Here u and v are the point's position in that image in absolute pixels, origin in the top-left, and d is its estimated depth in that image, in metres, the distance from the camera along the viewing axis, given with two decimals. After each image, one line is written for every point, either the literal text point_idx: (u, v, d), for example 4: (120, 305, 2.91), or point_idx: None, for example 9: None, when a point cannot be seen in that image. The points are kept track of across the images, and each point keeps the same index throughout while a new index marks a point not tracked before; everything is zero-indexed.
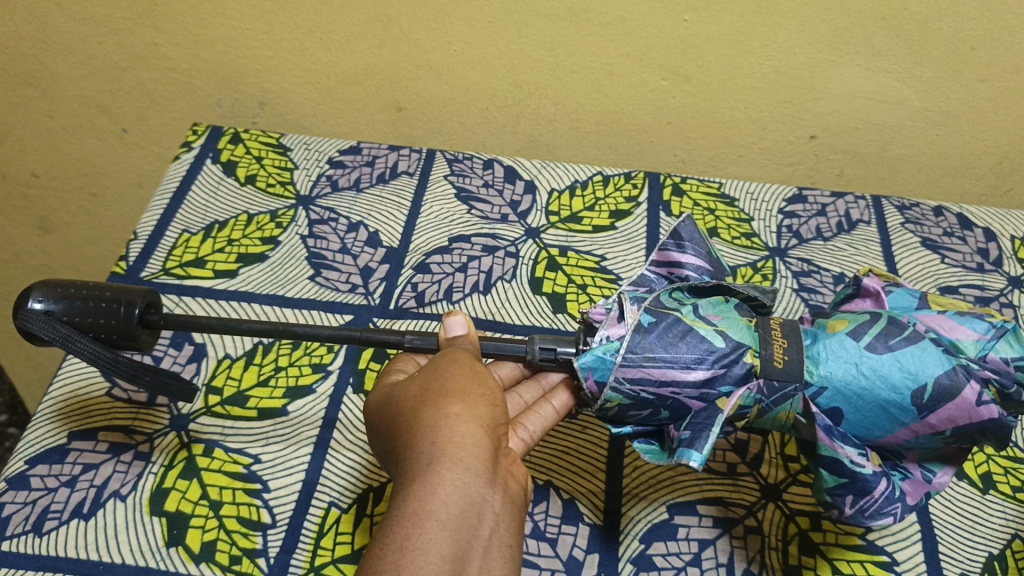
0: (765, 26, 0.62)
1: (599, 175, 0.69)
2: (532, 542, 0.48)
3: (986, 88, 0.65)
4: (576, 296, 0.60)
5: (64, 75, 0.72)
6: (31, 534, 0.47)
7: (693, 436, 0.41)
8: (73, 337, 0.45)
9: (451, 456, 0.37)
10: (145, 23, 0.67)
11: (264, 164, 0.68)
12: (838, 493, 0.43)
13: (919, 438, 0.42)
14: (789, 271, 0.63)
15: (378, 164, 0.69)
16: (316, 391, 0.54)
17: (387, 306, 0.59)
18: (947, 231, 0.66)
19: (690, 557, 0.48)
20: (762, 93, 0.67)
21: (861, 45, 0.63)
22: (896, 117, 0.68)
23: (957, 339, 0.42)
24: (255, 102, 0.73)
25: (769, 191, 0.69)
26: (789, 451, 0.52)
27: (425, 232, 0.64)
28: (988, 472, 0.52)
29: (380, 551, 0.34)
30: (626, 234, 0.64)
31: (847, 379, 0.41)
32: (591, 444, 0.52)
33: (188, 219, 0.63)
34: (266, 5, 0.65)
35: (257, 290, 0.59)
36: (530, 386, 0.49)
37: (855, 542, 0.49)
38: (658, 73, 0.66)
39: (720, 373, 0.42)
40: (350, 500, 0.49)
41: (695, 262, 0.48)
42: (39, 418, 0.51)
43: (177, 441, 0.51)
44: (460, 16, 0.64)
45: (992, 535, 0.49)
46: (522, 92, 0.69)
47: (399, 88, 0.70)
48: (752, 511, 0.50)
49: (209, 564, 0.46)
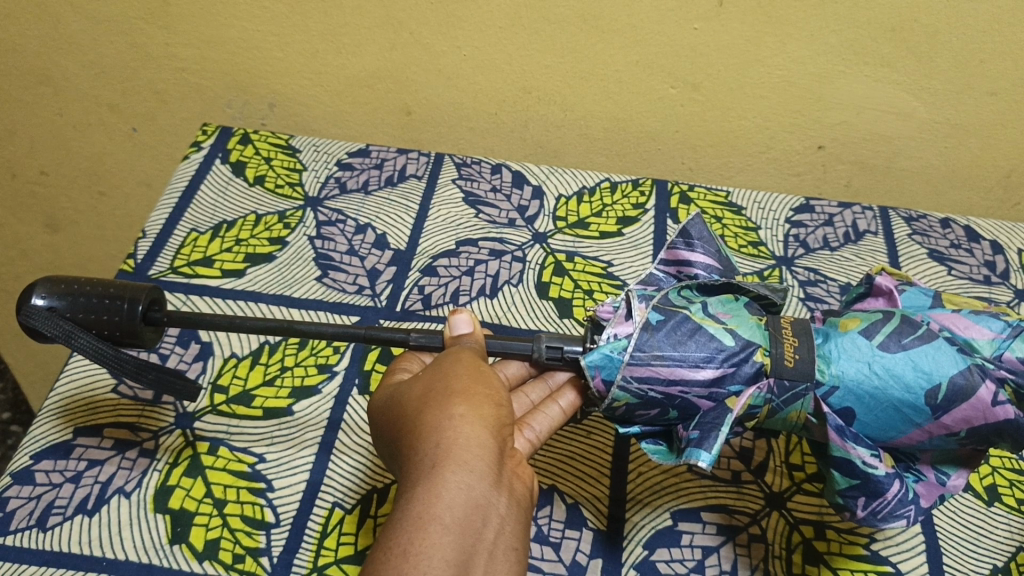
0: (774, 35, 0.62)
1: (607, 182, 0.69)
2: (535, 546, 0.48)
3: (995, 100, 0.65)
4: (582, 301, 0.60)
5: (74, 74, 0.73)
6: (36, 529, 0.47)
7: (701, 436, 0.41)
8: (75, 334, 0.46)
9: (456, 457, 0.37)
10: (157, 23, 0.68)
11: (274, 165, 0.68)
12: (850, 494, 0.43)
13: (933, 439, 0.42)
14: (795, 280, 0.63)
15: (386, 166, 0.69)
16: (321, 392, 0.54)
17: (393, 308, 0.59)
18: (953, 243, 0.66)
19: (693, 564, 0.48)
20: (770, 103, 0.67)
21: (870, 56, 0.63)
22: (904, 129, 0.68)
23: (971, 337, 0.42)
24: (265, 103, 0.73)
25: (776, 200, 0.69)
26: (793, 459, 0.52)
27: (433, 235, 0.64)
28: (993, 484, 0.52)
29: (383, 555, 0.34)
30: (633, 240, 0.64)
31: (859, 379, 0.41)
32: (596, 449, 0.52)
33: (197, 218, 0.64)
34: (277, 7, 0.65)
35: (263, 290, 0.59)
36: (537, 386, 0.50)
37: (858, 552, 0.49)
38: (667, 81, 0.66)
39: (729, 372, 0.42)
40: (353, 501, 0.49)
41: (704, 260, 0.48)
42: (44, 413, 0.52)
43: (182, 440, 0.51)
44: (470, 21, 0.64)
45: (996, 547, 0.49)
46: (532, 98, 0.70)
47: (409, 92, 0.71)
48: (755, 519, 0.50)
49: (213, 562, 0.46)
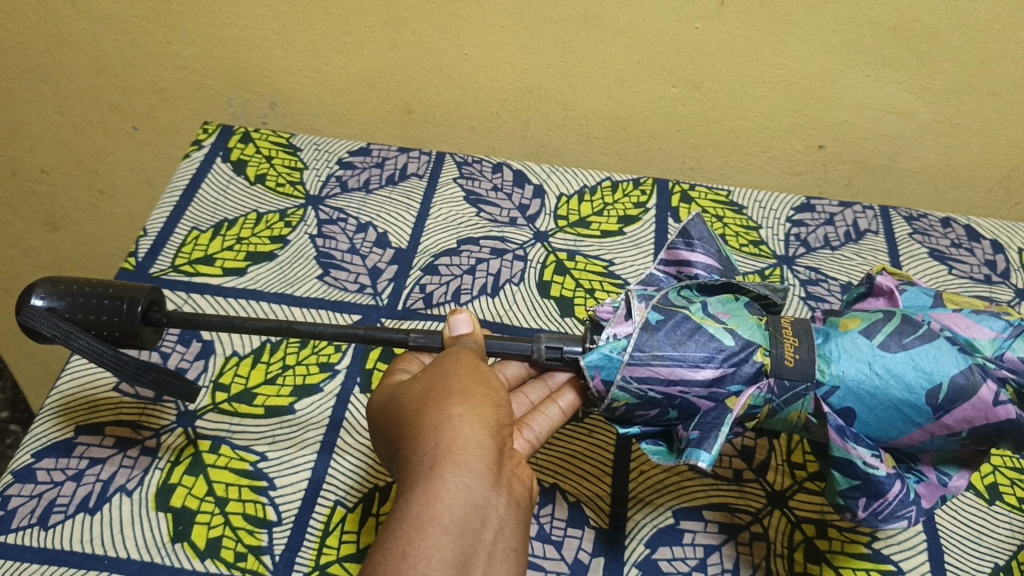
0: (776, 35, 0.62)
1: (608, 181, 0.69)
2: (537, 544, 0.48)
3: (996, 100, 0.65)
4: (583, 299, 0.60)
5: (75, 73, 0.73)
6: (37, 527, 0.47)
7: (701, 436, 0.41)
8: (75, 334, 0.45)
9: (455, 458, 0.37)
10: (158, 21, 0.68)
11: (274, 164, 0.68)
12: (851, 495, 0.43)
13: (934, 439, 0.42)
14: (796, 279, 0.63)
15: (387, 165, 0.69)
16: (323, 390, 0.54)
17: (395, 307, 0.59)
18: (954, 243, 0.67)
19: (695, 562, 0.48)
20: (771, 102, 0.67)
21: (871, 56, 0.63)
22: (905, 128, 0.68)
23: (972, 337, 0.42)
24: (266, 102, 0.73)
25: (777, 199, 0.69)
26: (795, 458, 0.52)
27: (434, 233, 0.64)
28: (995, 483, 0.52)
29: (382, 556, 0.34)
30: (634, 239, 0.64)
31: (859, 379, 0.41)
32: (597, 447, 0.52)
33: (198, 216, 0.64)
34: (278, 6, 0.65)
35: (264, 289, 0.59)
36: (537, 386, 0.50)
37: (860, 551, 0.49)
38: (668, 80, 0.66)
39: (730, 372, 0.42)
40: (355, 499, 0.49)
41: (704, 260, 0.48)
42: (45, 412, 0.51)
43: (183, 438, 0.51)
44: (471, 21, 0.64)
45: (997, 546, 0.49)
46: (533, 97, 0.70)
47: (410, 92, 0.71)
48: (757, 518, 0.50)
49: (215, 560, 0.46)
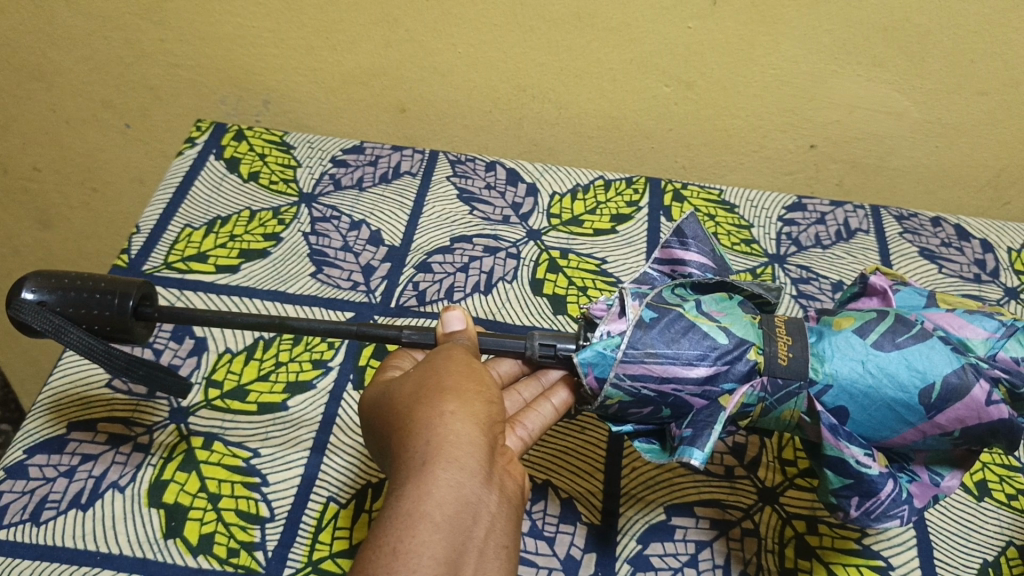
0: (767, 34, 0.63)
1: (601, 179, 0.69)
2: (530, 540, 0.48)
3: (985, 100, 0.65)
4: (576, 297, 0.60)
5: (67, 69, 0.73)
6: (29, 523, 0.47)
7: (694, 434, 0.41)
8: (66, 328, 0.45)
9: (446, 455, 0.37)
10: (152, 18, 0.68)
11: (268, 162, 0.68)
12: (843, 494, 0.43)
13: (927, 439, 0.42)
14: (788, 278, 0.63)
15: (381, 163, 0.69)
16: (316, 386, 0.54)
17: (388, 304, 0.59)
18: (944, 242, 0.67)
19: (686, 558, 0.48)
20: (764, 102, 0.68)
21: (862, 56, 0.64)
22: (895, 127, 0.69)
23: (966, 337, 0.43)
24: (260, 101, 0.73)
25: (769, 199, 0.69)
26: (786, 454, 0.53)
27: (427, 231, 0.64)
28: (984, 480, 0.52)
29: (373, 553, 0.34)
30: (627, 237, 0.65)
31: (853, 377, 0.42)
32: (590, 444, 0.52)
33: (191, 213, 0.64)
34: (272, 4, 0.65)
35: (258, 286, 0.59)
36: (529, 384, 0.50)
37: (850, 546, 0.49)
38: (661, 79, 0.67)
39: (723, 370, 0.43)
40: (348, 495, 0.49)
41: (698, 259, 0.48)
42: (37, 408, 0.51)
43: (176, 435, 0.51)
44: (464, 19, 0.64)
45: (986, 541, 0.50)
46: (526, 95, 0.70)
47: (403, 90, 0.71)
48: (749, 514, 0.50)
49: (207, 556, 0.46)
